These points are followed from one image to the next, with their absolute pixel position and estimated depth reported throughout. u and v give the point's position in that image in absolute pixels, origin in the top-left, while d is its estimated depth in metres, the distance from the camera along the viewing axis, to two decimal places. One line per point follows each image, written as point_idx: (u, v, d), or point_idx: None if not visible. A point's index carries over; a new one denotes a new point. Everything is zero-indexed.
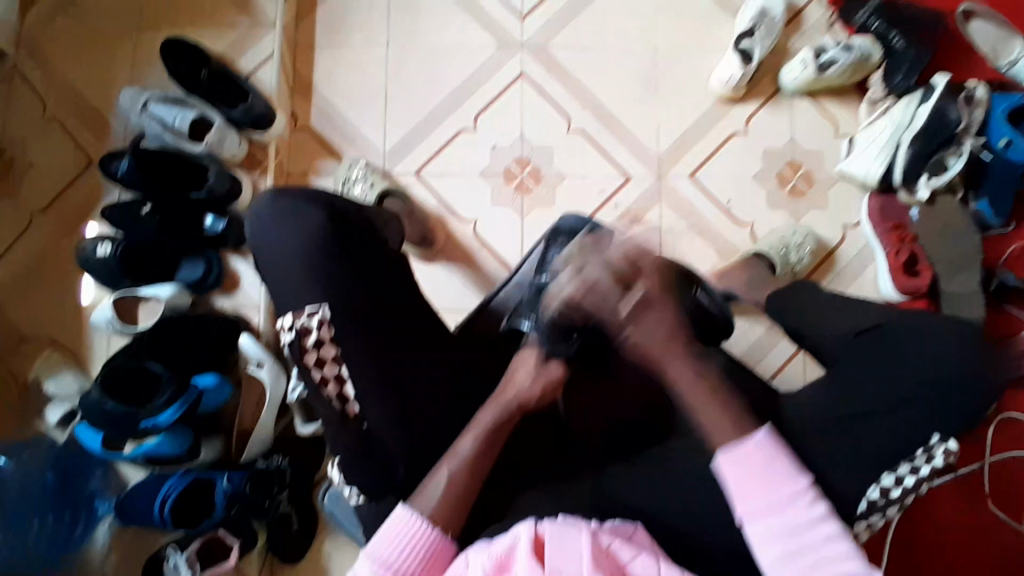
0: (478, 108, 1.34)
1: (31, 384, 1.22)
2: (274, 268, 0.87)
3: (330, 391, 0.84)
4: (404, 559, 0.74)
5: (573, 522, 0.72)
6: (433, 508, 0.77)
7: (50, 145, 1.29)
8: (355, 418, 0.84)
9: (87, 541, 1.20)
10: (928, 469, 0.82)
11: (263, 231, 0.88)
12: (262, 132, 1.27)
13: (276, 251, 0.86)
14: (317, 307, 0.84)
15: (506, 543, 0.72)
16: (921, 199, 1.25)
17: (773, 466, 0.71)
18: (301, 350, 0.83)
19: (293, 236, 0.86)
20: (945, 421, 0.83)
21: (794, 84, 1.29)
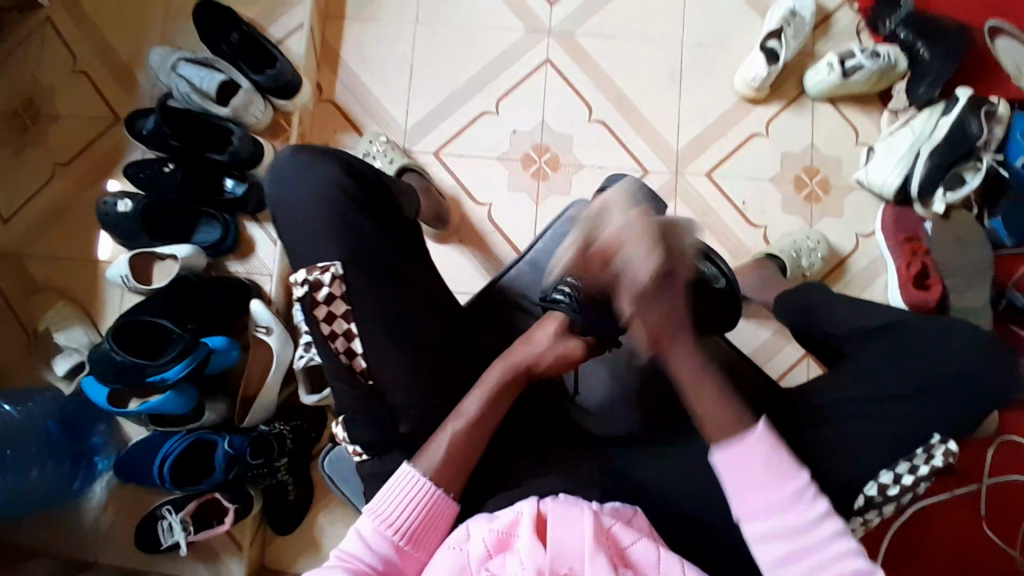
0: (501, 92, 1.35)
1: (40, 333, 1.23)
2: (292, 221, 0.92)
3: (338, 346, 0.88)
4: (403, 514, 0.76)
5: (575, 501, 0.73)
6: (434, 468, 0.78)
7: (76, 97, 1.31)
8: (361, 373, 0.87)
9: (84, 497, 1.21)
10: (926, 470, 0.84)
11: (284, 184, 0.95)
12: (287, 99, 1.29)
13: (297, 204, 0.92)
14: (330, 263, 0.89)
15: (508, 518, 0.72)
16: (937, 212, 1.25)
17: (776, 459, 0.74)
18: (313, 303, 0.87)
19: (313, 191, 0.92)
20: (941, 422, 0.86)
21: (818, 89, 1.30)
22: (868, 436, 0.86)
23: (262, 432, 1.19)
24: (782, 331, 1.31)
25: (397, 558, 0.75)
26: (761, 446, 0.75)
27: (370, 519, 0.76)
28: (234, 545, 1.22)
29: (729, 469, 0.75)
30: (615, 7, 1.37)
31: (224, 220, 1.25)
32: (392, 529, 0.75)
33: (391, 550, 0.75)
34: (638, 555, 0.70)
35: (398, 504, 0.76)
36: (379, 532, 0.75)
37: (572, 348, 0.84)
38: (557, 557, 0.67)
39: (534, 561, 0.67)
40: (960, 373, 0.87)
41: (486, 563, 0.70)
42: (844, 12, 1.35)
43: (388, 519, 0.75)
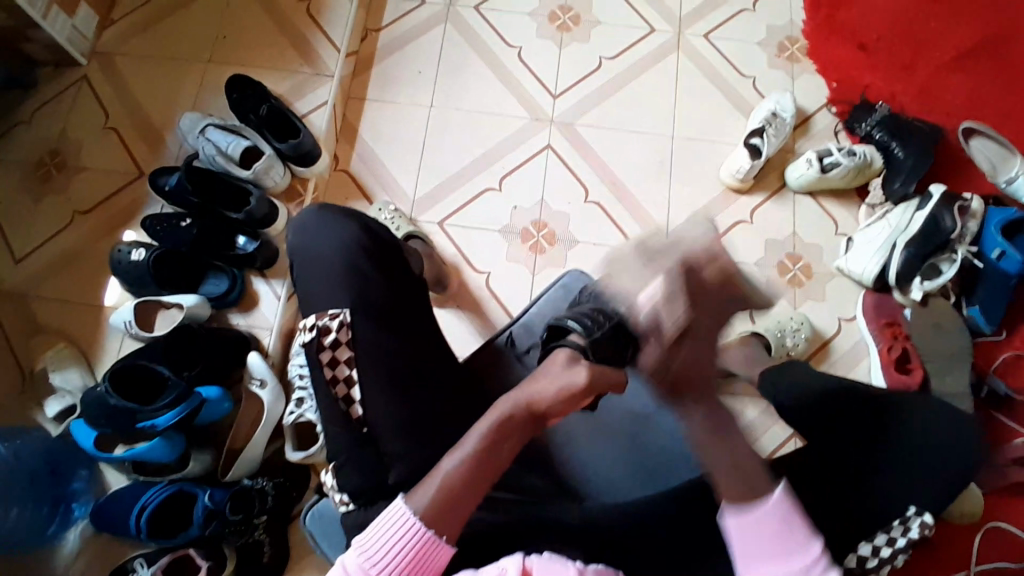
0: (506, 171, 1.45)
1: (36, 373, 1.24)
2: (308, 271, 0.99)
3: (338, 391, 0.91)
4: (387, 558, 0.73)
5: (559, 561, 0.74)
6: (427, 504, 0.74)
7: (104, 153, 1.39)
8: (358, 420, 0.89)
9: (58, 543, 1.17)
10: (903, 542, 0.85)
11: (303, 237, 1.01)
12: (306, 167, 1.37)
13: (317, 253, 0.98)
14: (340, 311, 0.94)
15: (491, 574, 0.73)
16: (915, 299, 1.30)
17: (787, 529, 0.72)
18: (319, 347, 0.92)
19: (332, 241, 0.99)
20: (920, 489, 0.89)
21: (799, 182, 1.40)
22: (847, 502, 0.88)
23: (244, 486, 1.18)
24: (769, 410, 1.32)
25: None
26: (777, 508, 0.72)
27: (356, 553, 0.74)
28: None
29: (742, 532, 0.73)
30: (613, 101, 1.50)
31: (233, 273, 1.30)
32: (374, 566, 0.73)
33: None
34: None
35: (382, 543, 0.74)
36: (360, 567, 0.74)
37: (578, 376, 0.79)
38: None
39: None
40: (935, 447, 0.90)
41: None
42: (823, 114, 1.48)
43: (373, 557, 0.74)
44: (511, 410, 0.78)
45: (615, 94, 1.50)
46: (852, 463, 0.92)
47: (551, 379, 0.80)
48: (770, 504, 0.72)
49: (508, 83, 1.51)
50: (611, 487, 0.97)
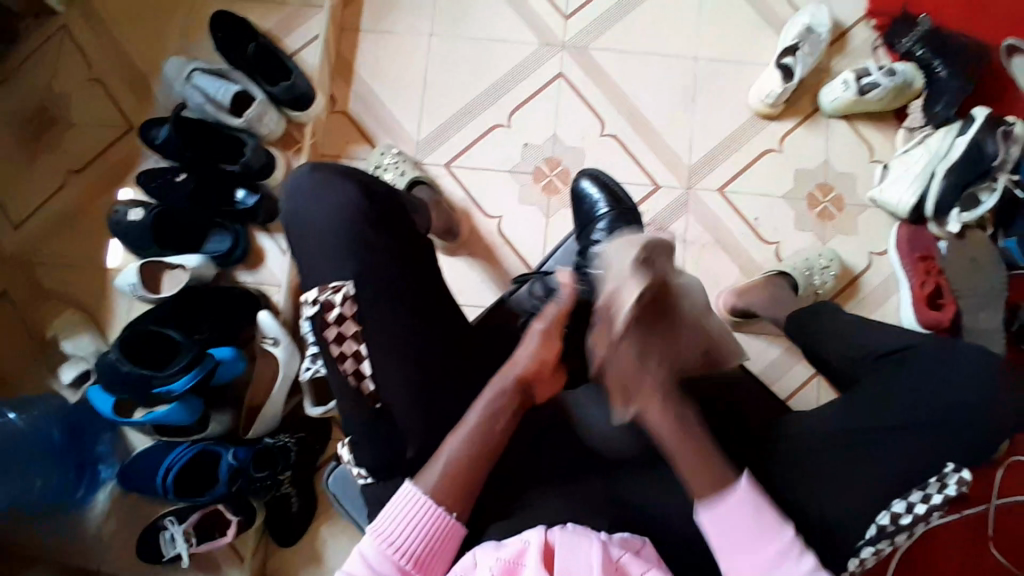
0: (514, 105, 1.35)
1: (49, 340, 1.23)
2: (306, 237, 0.92)
3: (347, 368, 0.88)
4: (411, 543, 0.76)
5: (583, 533, 0.73)
6: (434, 483, 0.78)
7: (90, 106, 1.31)
8: (370, 395, 0.87)
9: (86, 506, 1.21)
10: (940, 500, 0.80)
11: (299, 201, 0.94)
12: (301, 111, 1.28)
13: (313, 218, 0.91)
14: (341, 283, 0.88)
15: (514, 548, 0.72)
16: (951, 232, 1.23)
17: (758, 518, 0.74)
18: (323, 324, 0.87)
19: (328, 206, 0.92)
20: (958, 445, 0.81)
21: (833, 106, 1.29)
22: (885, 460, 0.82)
23: (266, 445, 1.18)
24: (792, 349, 1.28)
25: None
26: (747, 498, 0.74)
27: (374, 540, 0.77)
28: (236, 556, 1.21)
29: (717, 527, 0.74)
30: (630, 21, 1.37)
31: (235, 230, 1.24)
32: (399, 554, 0.76)
33: (396, 574, 0.76)
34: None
35: (401, 526, 0.77)
36: (382, 553, 0.76)
37: (550, 347, 0.85)
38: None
39: None
40: None
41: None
42: (861, 28, 1.34)
43: (393, 539, 0.76)
44: (501, 388, 0.82)
45: (631, 13, 1.37)
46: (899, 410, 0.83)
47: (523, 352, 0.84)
48: (735, 494, 0.74)
49: (515, 6, 1.38)
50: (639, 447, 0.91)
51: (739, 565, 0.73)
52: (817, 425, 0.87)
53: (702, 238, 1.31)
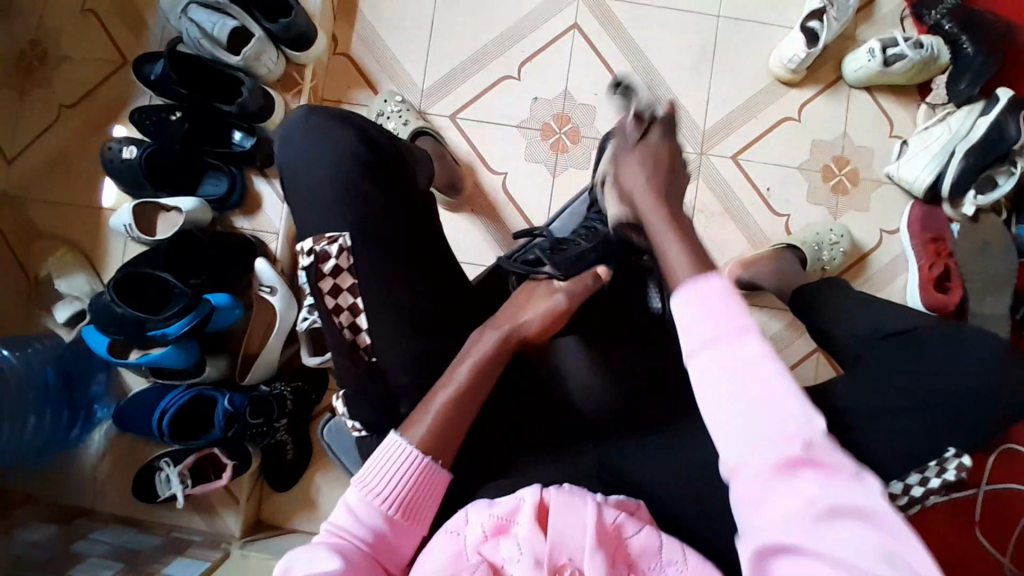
0: (525, 56, 1.29)
1: (42, 280, 1.21)
2: (302, 189, 0.85)
3: (342, 321, 0.81)
4: (398, 489, 0.71)
5: (578, 493, 0.72)
6: (422, 437, 0.74)
7: (84, 38, 1.26)
8: (366, 349, 0.81)
9: (83, 444, 1.22)
10: (938, 481, 0.85)
11: (294, 148, 0.85)
12: (300, 52, 1.23)
13: (309, 170, 0.84)
14: (338, 234, 0.82)
15: (509, 505, 0.72)
16: (966, 215, 1.20)
17: (730, 311, 0.54)
18: (318, 276, 0.80)
19: (324, 155, 0.84)
20: (960, 435, 0.82)
21: (856, 76, 1.24)
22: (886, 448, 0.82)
23: (262, 393, 1.18)
24: (795, 324, 1.26)
25: (388, 530, 0.70)
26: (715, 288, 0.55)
27: (358, 490, 0.71)
28: (232, 499, 1.23)
29: (687, 318, 0.55)
30: None
31: (231, 173, 1.21)
32: (384, 501, 0.70)
33: (383, 523, 0.70)
34: (640, 549, 0.70)
35: (387, 474, 0.72)
36: (366, 502, 0.70)
37: (556, 303, 0.89)
38: (557, 543, 0.67)
39: (533, 550, 0.67)
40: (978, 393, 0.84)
41: (482, 546, 0.70)
42: None
43: (378, 490, 0.71)
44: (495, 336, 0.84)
45: None
46: (894, 396, 0.84)
47: (531, 312, 0.88)
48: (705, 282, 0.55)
49: None
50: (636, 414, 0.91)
51: (721, 414, 0.51)
52: (820, 405, 0.85)
53: (711, 206, 1.28)
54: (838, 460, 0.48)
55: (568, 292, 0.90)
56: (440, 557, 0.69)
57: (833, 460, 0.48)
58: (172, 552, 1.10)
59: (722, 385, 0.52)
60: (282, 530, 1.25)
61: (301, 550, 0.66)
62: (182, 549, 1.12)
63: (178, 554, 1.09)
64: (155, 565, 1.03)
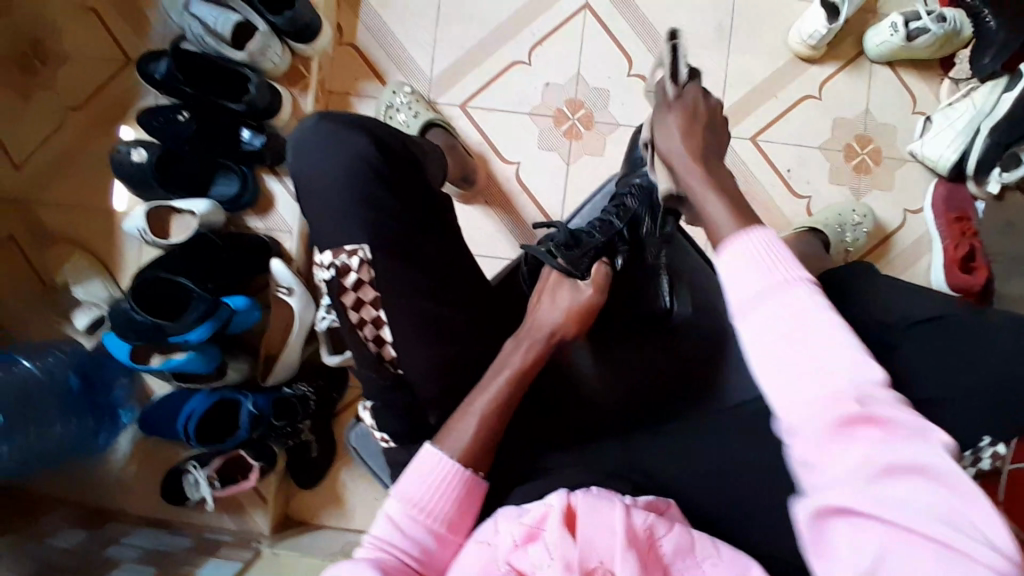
0: (534, 40, 1.26)
1: (58, 285, 1.21)
2: (315, 197, 0.80)
3: (366, 335, 0.77)
4: (438, 502, 0.71)
5: (605, 496, 0.71)
6: (460, 450, 0.74)
7: (88, 40, 1.23)
8: (391, 361, 0.77)
9: (109, 448, 1.23)
10: (972, 473, 0.78)
11: (308, 156, 0.80)
12: (305, 44, 1.19)
13: (323, 179, 0.79)
14: (357, 246, 0.77)
15: (537, 512, 0.70)
16: (990, 193, 1.17)
17: (775, 252, 0.58)
18: (340, 289, 0.77)
19: (340, 167, 0.79)
20: (997, 428, 0.78)
21: (878, 51, 1.20)
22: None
23: (285, 394, 1.18)
24: None
25: (434, 543, 0.70)
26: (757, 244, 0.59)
27: (398, 503, 0.71)
28: (259, 498, 1.24)
29: (728, 265, 0.59)
30: None
31: (242, 172, 1.19)
32: (427, 514, 0.70)
33: (428, 536, 0.70)
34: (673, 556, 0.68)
35: (428, 487, 0.72)
36: (407, 516, 0.70)
37: (583, 295, 0.85)
38: (587, 550, 0.65)
39: (565, 556, 0.65)
40: None
41: (511, 555, 0.67)
42: None
43: (421, 504, 0.71)
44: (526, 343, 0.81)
45: None
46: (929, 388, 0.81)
47: (552, 309, 0.84)
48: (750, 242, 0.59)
49: None
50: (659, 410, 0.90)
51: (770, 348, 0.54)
52: None
53: None
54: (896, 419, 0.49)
55: (597, 291, 0.86)
56: (470, 567, 0.68)
57: (888, 411, 0.49)
58: (203, 552, 1.11)
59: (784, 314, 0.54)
60: (311, 526, 1.27)
61: (345, 565, 0.65)
62: (213, 547, 1.14)
63: (210, 555, 1.11)
64: (187, 567, 1.04)
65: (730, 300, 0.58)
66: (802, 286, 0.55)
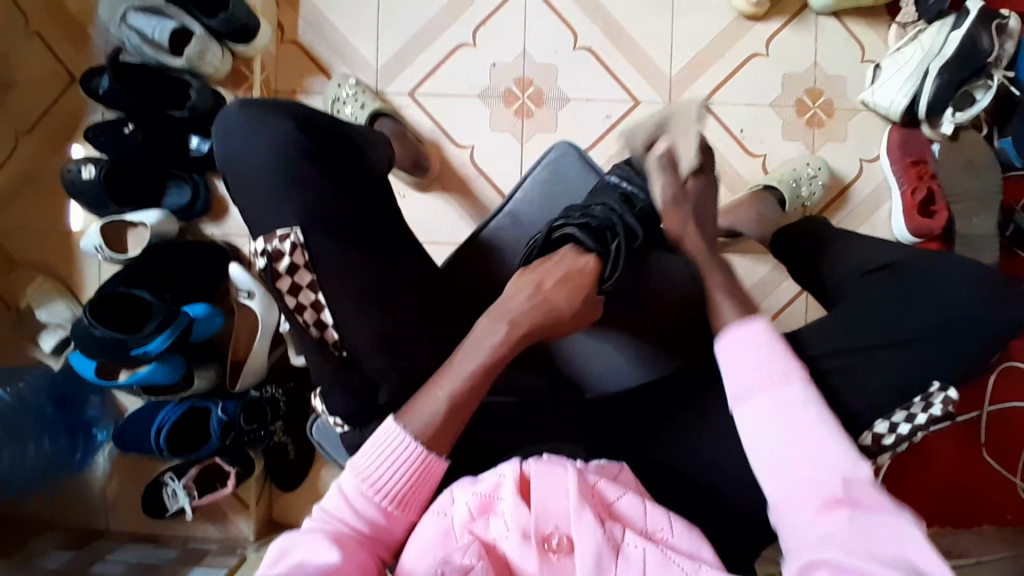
0: (478, 21, 1.25)
1: (24, 311, 1.20)
2: (248, 191, 0.79)
3: (306, 319, 0.78)
4: (394, 482, 0.67)
5: (558, 461, 0.69)
6: (424, 426, 0.69)
7: (28, 60, 1.22)
8: (335, 344, 0.79)
9: (87, 468, 1.22)
10: (924, 419, 0.76)
11: (235, 147, 0.81)
12: (246, 44, 1.18)
13: (250, 168, 0.79)
14: (289, 230, 0.77)
15: (491, 481, 0.69)
16: (945, 133, 1.17)
17: (772, 348, 0.66)
18: (274, 275, 0.77)
19: (269, 154, 0.79)
20: (948, 365, 0.79)
21: (823, 2, 1.19)
22: (879, 390, 0.78)
23: (254, 398, 1.17)
24: (780, 268, 1.24)
25: (385, 524, 0.67)
26: (746, 379, 0.65)
27: (353, 476, 0.68)
28: (241, 505, 1.23)
29: (729, 354, 0.67)
30: None
31: (194, 180, 1.19)
32: (379, 494, 0.67)
33: (378, 516, 0.67)
34: (624, 509, 0.69)
35: (385, 465, 0.68)
36: (362, 493, 0.67)
37: (584, 263, 0.77)
38: (542, 516, 0.66)
39: (520, 522, 0.65)
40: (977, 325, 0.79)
41: (471, 525, 0.66)
42: None
43: (376, 482, 0.67)
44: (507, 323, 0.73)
45: None
46: (880, 329, 0.81)
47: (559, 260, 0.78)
48: (745, 327, 0.68)
49: None
50: (618, 371, 0.92)
51: (765, 456, 0.61)
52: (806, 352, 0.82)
53: None
54: (876, 499, 0.56)
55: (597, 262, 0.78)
56: (426, 542, 0.66)
57: (873, 501, 0.56)
58: (190, 564, 1.11)
59: (769, 419, 0.62)
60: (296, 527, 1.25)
61: (297, 534, 0.64)
62: (198, 558, 1.14)
63: (194, 564, 1.11)
64: None
65: (728, 390, 0.66)
66: (792, 381, 0.63)
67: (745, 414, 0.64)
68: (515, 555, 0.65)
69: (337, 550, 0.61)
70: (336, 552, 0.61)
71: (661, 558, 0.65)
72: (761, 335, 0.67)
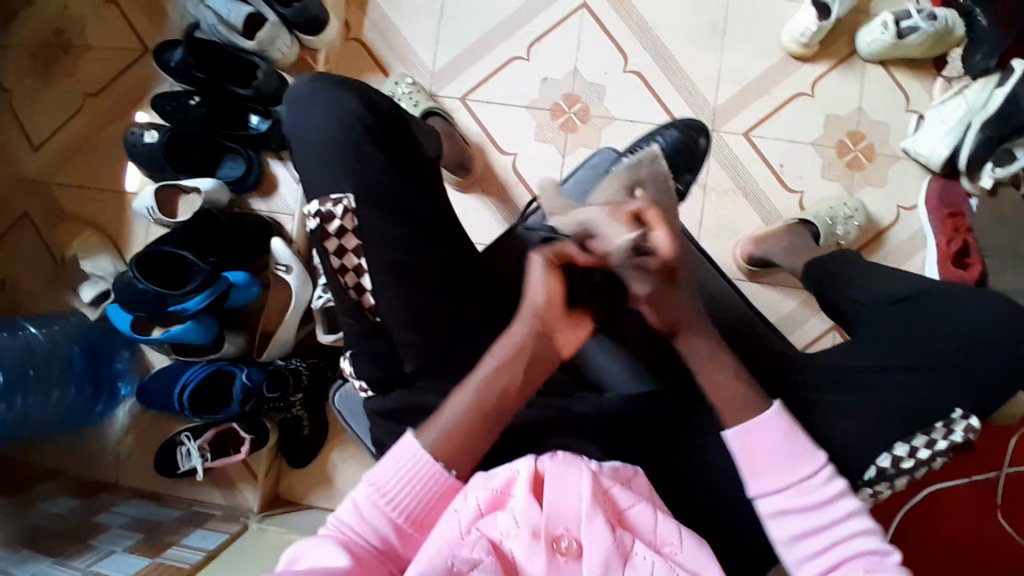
0: (534, 36, 1.31)
1: (68, 261, 1.26)
2: (305, 156, 0.84)
3: (348, 281, 0.80)
4: (410, 495, 0.65)
5: (574, 460, 0.65)
6: (439, 441, 0.66)
7: (107, 29, 1.30)
8: (370, 309, 0.80)
9: (108, 419, 1.27)
10: (944, 445, 0.77)
11: (300, 116, 0.85)
12: (314, 36, 1.26)
13: (312, 138, 0.83)
14: (342, 195, 0.81)
15: (503, 476, 0.64)
16: (984, 188, 1.17)
17: (790, 438, 0.68)
18: (323, 236, 0.80)
19: (331, 124, 0.83)
20: (969, 398, 0.78)
21: (870, 50, 1.22)
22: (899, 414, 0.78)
23: (278, 367, 1.18)
24: (809, 302, 1.24)
25: (395, 537, 0.64)
26: (771, 476, 0.67)
27: (368, 487, 0.65)
28: (250, 474, 1.25)
29: (741, 453, 0.68)
30: None
31: (247, 156, 1.24)
32: (394, 507, 0.64)
33: (389, 530, 0.64)
34: (635, 518, 0.64)
35: (404, 479, 0.65)
36: (377, 506, 0.64)
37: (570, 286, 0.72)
38: (551, 519, 0.61)
39: (529, 521, 0.61)
40: (1003, 362, 0.78)
41: (478, 522, 0.62)
42: None
43: (392, 495, 0.65)
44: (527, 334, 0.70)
45: None
46: (905, 354, 0.80)
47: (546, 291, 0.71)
48: (770, 416, 0.68)
49: None
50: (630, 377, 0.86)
51: (788, 535, 0.66)
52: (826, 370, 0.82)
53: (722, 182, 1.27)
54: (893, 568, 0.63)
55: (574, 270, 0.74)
56: (435, 541, 0.61)
57: (891, 571, 0.62)
58: (191, 525, 1.12)
59: (792, 512, 0.66)
60: (299, 505, 1.25)
61: (308, 547, 0.62)
62: (201, 521, 1.14)
63: (196, 527, 1.12)
64: (174, 537, 1.05)
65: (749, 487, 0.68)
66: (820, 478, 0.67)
67: (769, 491, 0.67)
68: (522, 555, 0.60)
69: (349, 558, 0.59)
70: (349, 561, 0.59)
71: (669, 574, 0.60)
72: (779, 423, 0.68)
